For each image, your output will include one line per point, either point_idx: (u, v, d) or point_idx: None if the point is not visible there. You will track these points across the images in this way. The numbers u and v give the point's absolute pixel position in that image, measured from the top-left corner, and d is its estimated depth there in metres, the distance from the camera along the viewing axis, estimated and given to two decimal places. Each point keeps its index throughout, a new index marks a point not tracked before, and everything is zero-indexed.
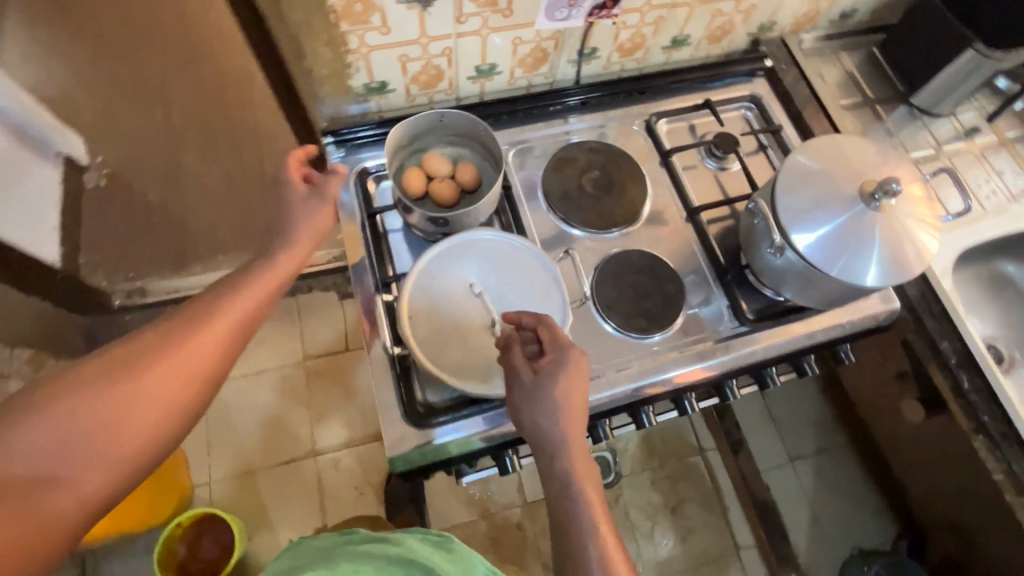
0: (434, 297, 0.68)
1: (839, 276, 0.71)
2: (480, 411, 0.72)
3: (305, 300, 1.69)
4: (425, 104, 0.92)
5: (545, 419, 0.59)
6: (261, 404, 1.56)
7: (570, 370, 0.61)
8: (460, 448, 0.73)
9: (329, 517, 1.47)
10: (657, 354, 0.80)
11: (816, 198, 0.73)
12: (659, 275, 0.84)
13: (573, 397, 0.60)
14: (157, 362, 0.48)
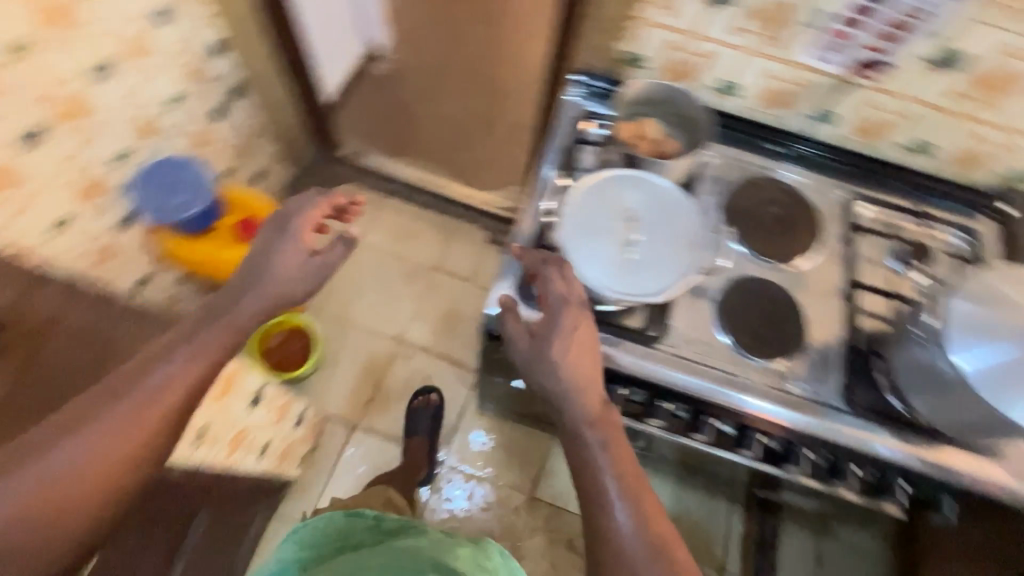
0: (598, 200, 0.77)
1: (983, 397, 0.65)
2: None
3: (461, 227, 1.91)
4: None
5: (547, 374, 0.68)
6: (385, 280, 1.79)
7: (565, 326, 0.69)
8: None
9: (378, 394, 1.63)
10: (749, 379, 0.81)
11: (999, 316, 0.67)
12: (785, 319, 0.85)
13: (567, 348, 0.68)
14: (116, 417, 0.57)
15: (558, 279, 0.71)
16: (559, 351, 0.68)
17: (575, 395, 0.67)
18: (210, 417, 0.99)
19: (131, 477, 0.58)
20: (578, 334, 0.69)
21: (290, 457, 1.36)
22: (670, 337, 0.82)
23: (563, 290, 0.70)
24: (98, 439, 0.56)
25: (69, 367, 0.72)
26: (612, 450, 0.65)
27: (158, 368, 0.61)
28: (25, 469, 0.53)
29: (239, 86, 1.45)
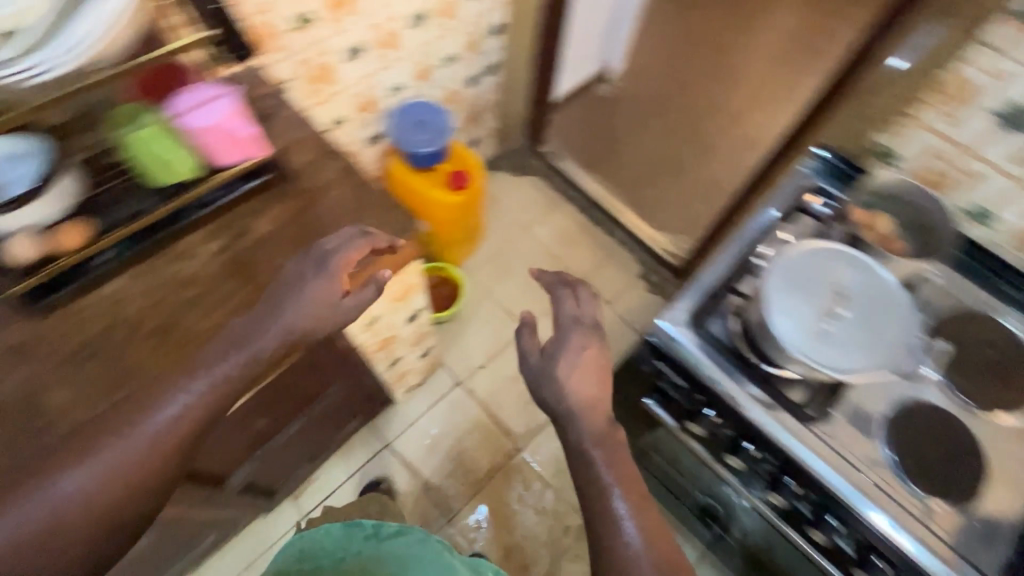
0: (813, 268, 0.77)
1: None
2: (737, 364, 0.82)
3: (620, 251, 1.94)
4: None
5: (553, 391, 0.75)
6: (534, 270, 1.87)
7: (573, 345, 0.78)
8: (696, 368, 0.83)
9: (489, 366, 1.69)
10: (897, 505, 0.75)
11: None
12: (957, 462, 0.78)
13: (573, 368, 0.76)
14: (157, 419, 0.62)
15: (568, 303, 0.82)
16: (565, 370, 0.75)
17: (581, 415, 0.73)
18: (380, 312, 1.08)
19: (123, 512, 0.60)
20: (585, 354, 0.78)
21: (403, 380, 1.50)
22: (827, 429, 0.79)
23: (572, 313, 0.81)
24: (133, 443, 0.61)
25: (326, 220, 0.87)
26: (615, 467, 0.71)
27: (195, 375, 0.64)
28: (30, 500, 0.56)
29: (495, 65, 1.65)
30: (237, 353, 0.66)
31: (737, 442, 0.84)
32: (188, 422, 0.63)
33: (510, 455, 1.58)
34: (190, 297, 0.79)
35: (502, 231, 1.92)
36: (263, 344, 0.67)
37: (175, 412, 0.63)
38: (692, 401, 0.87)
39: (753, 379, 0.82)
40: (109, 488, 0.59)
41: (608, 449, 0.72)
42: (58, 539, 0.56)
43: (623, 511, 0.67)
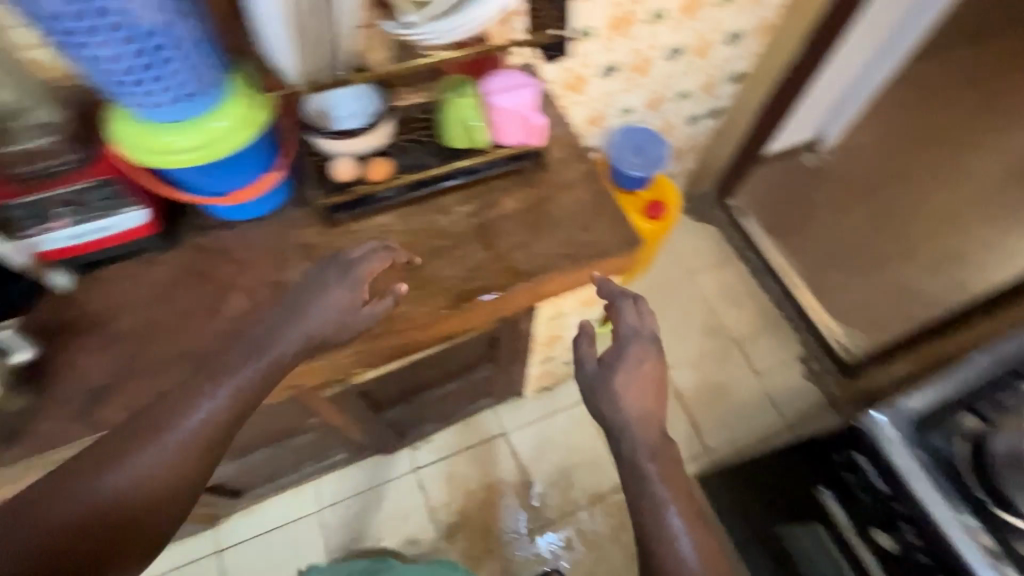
0: None
1: None
2: (948, 479, 0.77)
3: (784, 326, 1.82)
4: None
5: (608, 402, 0.81)
6: (688, 317, 1.82)
7: (631, 359, 0.84)
8: (901, 466, 0.78)
9: None
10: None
11: None
12: None
13: (629, 381, 0.82)
14: (188, 427, 0.69)
15: (631, 315, 0.87)
16: (622, 381, 0.82)
17: (637, 428, 0.79)
18: (566, 311, 1.13)
19: (168, 502, 0.68)
20: (642, 366, 0.83)
21: (540, 379, 1.54)
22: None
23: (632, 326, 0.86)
24: (170, 443, 0.68)
25: (563, 213, 0.93)
26: (670, 481, 0.75)
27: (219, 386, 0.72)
28: (76, 494, 0.63)
29: (718, 110, 1.65)
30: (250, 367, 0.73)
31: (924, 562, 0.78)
32: (215, 426, 0.70)
33: (616, 490, 1.54)
34: (439, 247, 0.89)
35: (667, 268, 1.89)
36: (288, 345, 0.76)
37: (212, 407, 0.70)
38: (882, 499, 0.82)
39: (963, 502, 0.76)
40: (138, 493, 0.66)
41: (664, 466, 0.76)
42: (101, 541, 0.63)
43: (677, 526, 0.71)
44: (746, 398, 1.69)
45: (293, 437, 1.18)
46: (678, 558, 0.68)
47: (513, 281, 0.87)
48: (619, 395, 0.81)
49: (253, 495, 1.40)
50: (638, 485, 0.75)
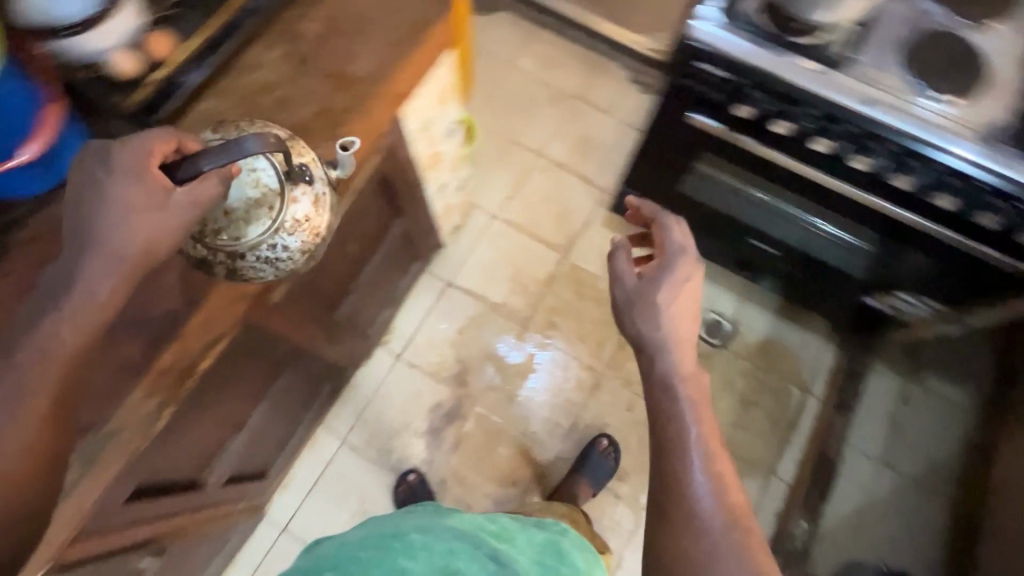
0: None
1: None
2: (758, 43, 0.92)
3: (607, 62, 1.96)
4: None
5: (652, 318, 0.84)
6: (531, 101, 1.90)
7: (680, 276, 0.86)
8: (720, 60, 0.95)
9: (515, 198, 1.80)
10: (942, 123, 0.88)
11: None
12: (965, 67, 0.90)
13: (674, 296, 0.85)
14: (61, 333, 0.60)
15: (677, 231, 0.89)
16: (665, 298, 0.85)
17: (671, 348, 0.82)
18: (430, 117, 1.14)
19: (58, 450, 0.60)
20: (687, 285, 0.86)
21: (447, 218, 1.60)
22: (879, 83, 0.90)
23: (682, 242, 0.88)
24: (38, 358, 0.59)
25: (366, 9, 0.90)
26: (697, 404, 0.80)
27: (67, 292, 0.60)
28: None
29: None
30: (89, 255, 0.61)
31: (778, 110, 0.97)
32: (89, 323, 0.61)
33: (560, 264, 1.73)
34: (277, 97, 0.84)
35: (488, 70, 1.93)
36: (121, 241, 0.61)
37: (77, 306, 0.60)
38: (735, 100, 1.00)
39: (770, 52, 0.92)
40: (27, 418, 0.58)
41: (693, 387, 0.81)
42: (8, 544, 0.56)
43: (701, 470, 0.74)
44: (611, 136, 1.87)
45: (275, 381, 1.18)
46: (694, 491, 0.72)
47: (364, 89, 0.86)
48: (656, 307, 0.84)
49: (280, 466, 1.42)
50: (659, 411, 0.80)
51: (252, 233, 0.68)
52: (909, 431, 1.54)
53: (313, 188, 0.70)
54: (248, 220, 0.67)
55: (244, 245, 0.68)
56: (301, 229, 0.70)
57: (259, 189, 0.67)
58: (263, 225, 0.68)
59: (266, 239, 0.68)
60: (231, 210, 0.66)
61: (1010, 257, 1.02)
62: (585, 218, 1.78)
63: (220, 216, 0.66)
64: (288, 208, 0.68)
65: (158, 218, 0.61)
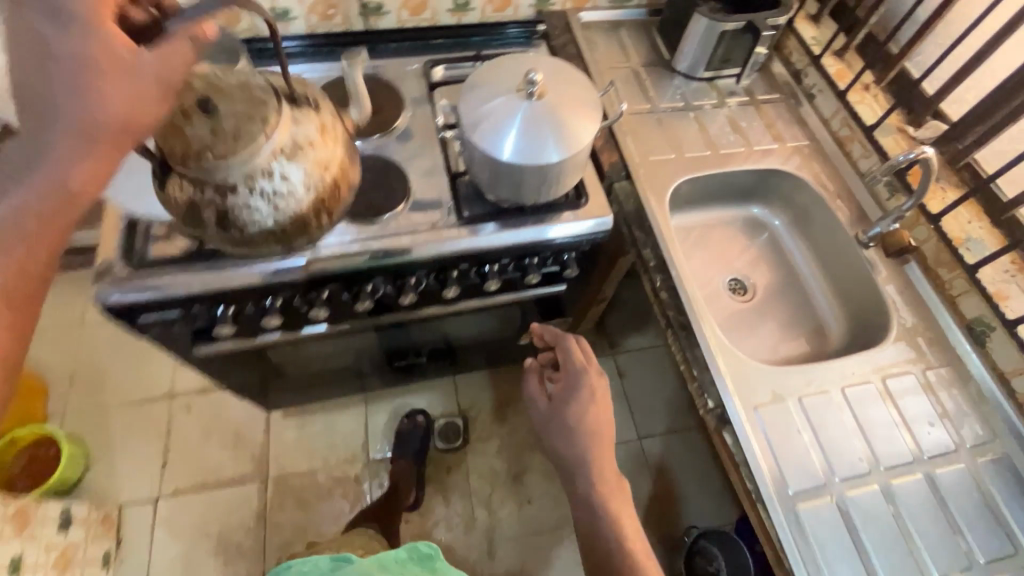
0: None
1: (527, 161, 0.80)
2: (174, 273, 0.81)
3: None
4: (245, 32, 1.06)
5: (566, 432, 1.02)
6: (132, 348, 1.62)
7: (586, 389, 1.03)
8: (155, 302, 0.83)
9: (171, 461, 1.49)
10: (406, 233, 0.90)
11: (505, 116, 0.81)
12: (394, 178, 0.94)
13: (584, 413, 1.02)
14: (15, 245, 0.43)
15: (575, 349, 1.07)
16: (576, 411, 1.03)
17: (591, 454, 1.00)
18: None
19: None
20: (594, 398, 1.03)
21: (78, 564, 1.24)
22: (331, 233, 0.87)
23: (581, 362, 1.06)
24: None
25: None
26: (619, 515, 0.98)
27: (26, 171, 0.43)
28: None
29: None
30: (59, 128, 0.43)
31: (265, 302, 0.88)
32: (47, 228, 0.44)
33: (265, 490, 1.48)
34: None
35: (55, 352, 1.59)
36: (102, 110, 0.45)
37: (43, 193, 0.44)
38: (212, 317, 0.89)
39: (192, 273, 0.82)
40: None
41: (609, 492, 0.99)
42: None
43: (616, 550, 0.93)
44: None
45: None
46: None
47: None
48: (571, 423, 1.02)
49: None
50: (585, 505, 1.00)
51: (243, 156, 0.62)
52: (642, 395, 1.69)
53: (311, 113, 0.69)
54: (243, 139, 0.62)
55: (237, 169, 0.63)
56: (301, 156, 0.66)
57: (249, 99, 0.62)
58: (261, 148, 0.63)
59: (261, 168, 0.64)
60: (218, 127, 0.61)
61: (557, 286, 1.05)
62: (263, 424, 1.56)
63: (203, 131, 0.60)
64: (289, 124, 0.65)
65: (144, 89, 0.46)
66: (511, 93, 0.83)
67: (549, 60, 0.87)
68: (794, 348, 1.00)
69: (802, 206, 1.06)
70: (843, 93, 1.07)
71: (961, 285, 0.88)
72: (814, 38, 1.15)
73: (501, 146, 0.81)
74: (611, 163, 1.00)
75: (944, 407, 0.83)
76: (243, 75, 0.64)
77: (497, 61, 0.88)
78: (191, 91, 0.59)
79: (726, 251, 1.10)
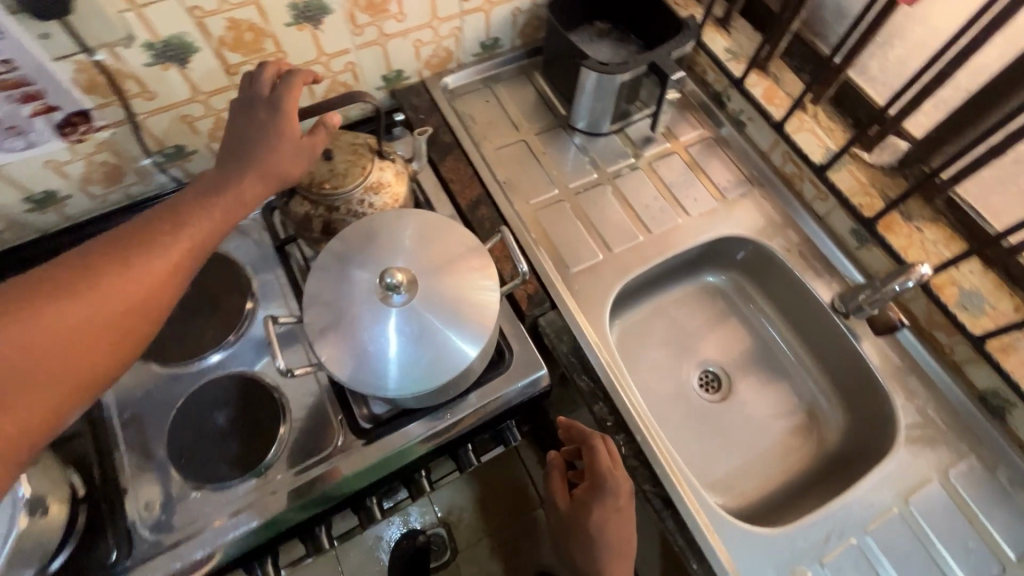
0: None
1: (435, 370, 0.61)
2: None
3: None
4: (10, 229, 0.79)
5: (583, 551, 0.67)
6: None
7: (610, 497, 0.67)
8: None
9: None
10: (293, 483, 0.68)
11: (371, 326, 0.61)
12: (258, 403, 0.72)
13: (604, 525, 0.66)
14: (175, 237, 0.51)
15: (598, 442, 0.69)
16: (598, 522, 0.66)
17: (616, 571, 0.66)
18: None
19: (98, 381, 0.45)
20: (623, 508, 0.67)
21: None
22: (200, 517, 0.67)
23: (608, 459, 0.67)
24: (157, 227, 0.51)
25: None
26: None
27: (215, 187, 0.56)
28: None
29: None
30: (248, 167, 0.57)
31: None
32: (193, 233, 0.52)
33: None
34: None
35: None
36: (275, 155, 0.59)
37: (221, 201, 0.55)
38: None
39: None
40: (105, 302, 0.45)
41: None
42: None
43: None
44: None
45: None
46: None
47: None
48: (590, 540, 0.66)
49: None
50: None
51: (344, 187, 0.70)
52: None
53: (395, 163, 0.75)
54: (347, 175, 0.70)
55: (332, 193, 0.69)
56: (383, 192, 0.72)
57: (355, 151, 0.72)
58: (356, 181, 0.70)
59: (354, 195, 0.70)
60: (331, 167, 0.70)
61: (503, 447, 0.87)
62: None
63: (320, 171, 0.70)
64: (378, 170, 0.72)
65: (298, 148, 0.60)
66: (376, 308, 0.62)
67: (404, 232, 0.67)
68: (788, 441, 0.85)
69: (761, 270, 0.91)
70: (778, 120, 0.88)
71: (964, 352, 0.74)
72: (726, 49, 0.93)
73: (397, 388, 0.61)
74: (528, 296, 0.79)
75: (977, 514, 0.70)
76: (351, 135, 0.74)
77: (335, 258, 0.65)
78: None
79: (686, 338, 0.93)
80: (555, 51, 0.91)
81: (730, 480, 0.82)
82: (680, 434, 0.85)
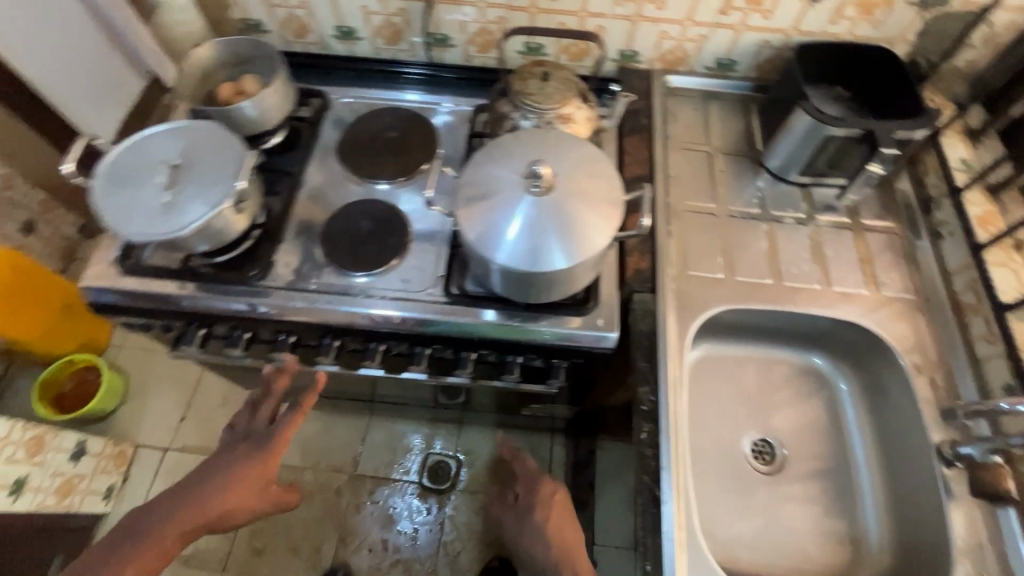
0: (129, 177, 0.77)
1: (534, 261, 0.70)
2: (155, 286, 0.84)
3: None
4: (316, 43, 1.06)
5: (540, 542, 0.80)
6: None
7: (545, 494, 0.85)
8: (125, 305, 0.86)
9: (189, 411, 1.52)
10: (383, 298, 0.84)
11: (503, 205, 0.72)
12: (392, 232, 0.89)
13: (547, 514, 0.82)
14: (208, 487, 0.73)
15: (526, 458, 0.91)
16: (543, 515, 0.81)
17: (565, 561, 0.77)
18: None
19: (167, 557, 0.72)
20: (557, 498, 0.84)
21: (80, 493, 1.31)
22: (316, 282, 0.85)
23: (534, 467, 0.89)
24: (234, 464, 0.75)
25: None
26: None
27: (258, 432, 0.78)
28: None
29: None
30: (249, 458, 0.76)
31: (234, 334, 0.90)
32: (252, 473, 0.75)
33: None
34: None
35: None
36: (254, 455, 0.76)
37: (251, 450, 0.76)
38: (181, 328, 0.91)
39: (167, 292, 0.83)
40: (184, 520, 0.72)
41: None
42: None
43: None
44: None
45: None
46: None
47: None
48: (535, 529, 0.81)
49: None
50: None
51: (541, 106, 0.83)
52: None
53: (590, 110, 0.86)
54: (550, 98, 0.83)
55: (530, 105, 0.83)
56: (568, 125, 0.84)
57: (564, 86, 0.85)
58: (552, 105, 0.83)
59: (545, 115, 0.83)
60: (541, 87, 0.84)
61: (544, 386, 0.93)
62: None
63: (532, 87, 0.84)
64: (574, 107, 0.84)
65: (261, 492, 0.75)
66: (514, 194, 0.73)
67: (564, 155, 0.77)
68: (810, 544, 0.79)
69: (879, 376, 0.84)
70: (980, 246, 0.81)
71: None
72: (961, 161, 0.88)
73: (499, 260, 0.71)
74: (636, 271, 0.84)
75: None
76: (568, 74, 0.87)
77: (503, 148, 0.77)
78: (536, 66, 0.87)
79: (762, 400, 0.90)
80: (780, 90, 0.94)
81: (731, 542, 0.79)
82: (705, 472, 0.84)
